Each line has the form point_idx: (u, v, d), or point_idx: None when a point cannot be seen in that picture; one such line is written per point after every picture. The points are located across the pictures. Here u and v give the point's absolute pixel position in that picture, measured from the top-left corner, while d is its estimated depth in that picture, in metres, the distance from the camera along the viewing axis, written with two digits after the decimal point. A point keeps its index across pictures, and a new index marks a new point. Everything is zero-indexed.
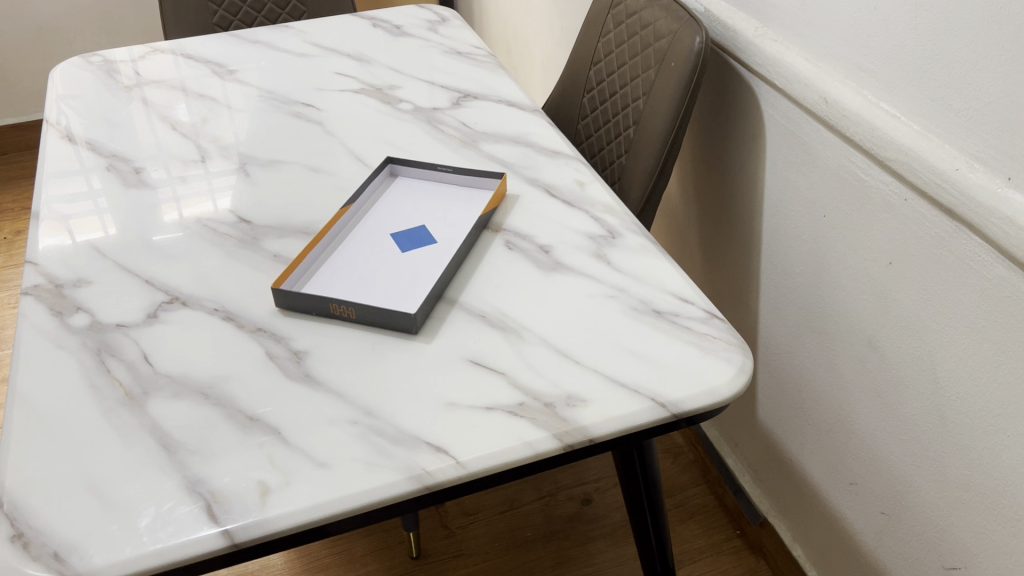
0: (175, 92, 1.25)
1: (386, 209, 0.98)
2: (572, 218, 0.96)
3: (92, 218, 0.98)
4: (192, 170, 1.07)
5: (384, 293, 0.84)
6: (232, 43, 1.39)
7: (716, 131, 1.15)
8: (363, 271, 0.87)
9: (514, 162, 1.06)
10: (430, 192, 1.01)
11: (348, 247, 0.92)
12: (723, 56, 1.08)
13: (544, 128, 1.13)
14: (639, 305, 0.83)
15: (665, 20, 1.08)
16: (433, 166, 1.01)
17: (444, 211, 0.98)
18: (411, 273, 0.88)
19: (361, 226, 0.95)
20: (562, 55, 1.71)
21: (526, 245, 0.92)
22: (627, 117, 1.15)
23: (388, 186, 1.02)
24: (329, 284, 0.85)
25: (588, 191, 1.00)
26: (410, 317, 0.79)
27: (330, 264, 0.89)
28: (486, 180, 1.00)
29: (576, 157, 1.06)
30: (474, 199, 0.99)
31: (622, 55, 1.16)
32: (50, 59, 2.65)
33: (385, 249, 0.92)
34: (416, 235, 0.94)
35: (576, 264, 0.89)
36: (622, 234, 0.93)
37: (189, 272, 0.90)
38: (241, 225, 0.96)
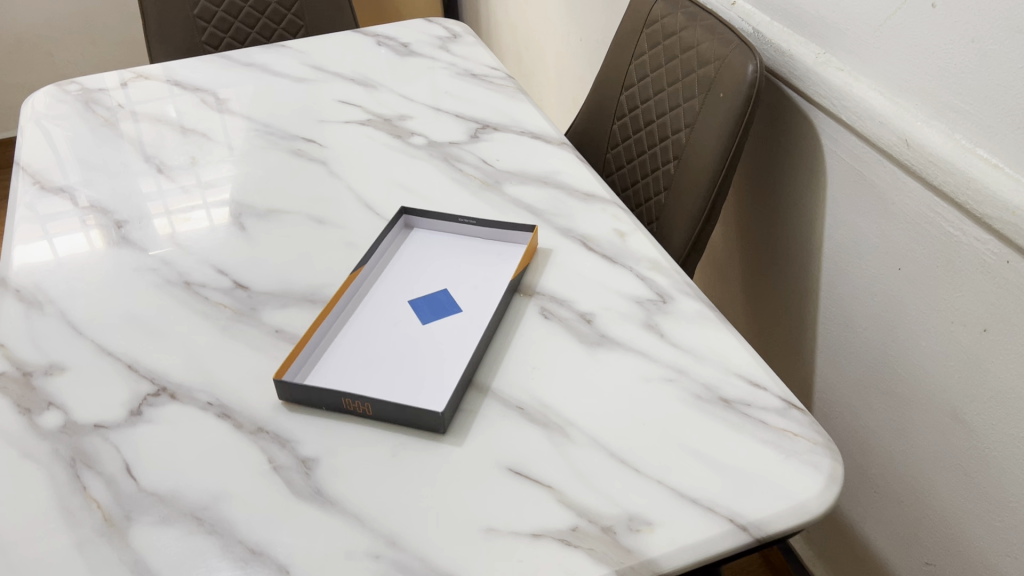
0: (161, 126, 1.13)
1: (401, 269, 0.86)
2: (614, 277, 0.84)
3: (79, 234, 0.93)
4: (177, 194, 1.00)
5: (405, 379, 0.72)
6: (224, 67, 1.26)
7: (766, 163, 1.03)
8: (379, 352, 0.76)
9: (543, 208, 0.94)
10: (450, 248, 0.89)
11: (360, 320, 0.80)
12: (778, 84, 0.96)
13: (575, 165, 1.01)
14: (703, 393, 0.72)
15: (710, 42, 0.96)
16: (454, 218, 0.89)
17: (468, 270, 0.86)
18: (435, 352, 0.76)
19: (373, 293, 0.83)
20: (580, 67, 1.59)
21: (564, 313, 0.80)
22: (666, 151, 1.02)
23: (402, 241, 0.90)
24: (340, 370, 0.73)
25: (630, 243, 0.88)
26: (437, 416, 0.67)
27: (340, 343, 0.77)
28: (515, 233, 0.88)
29: (613, 201, 0.94)
30: (502, 256, 0.87)
31: (659, 81, 1.04)
32: (32, 72, 2.53)
33: (404, 322, 0.80)
34: (438, 303, 0.82)
35: (624, 338, 0.77)
36: (674, 298, 0.81)
37: (179, 355, 0.78)
38: (238, 291, 0.85)
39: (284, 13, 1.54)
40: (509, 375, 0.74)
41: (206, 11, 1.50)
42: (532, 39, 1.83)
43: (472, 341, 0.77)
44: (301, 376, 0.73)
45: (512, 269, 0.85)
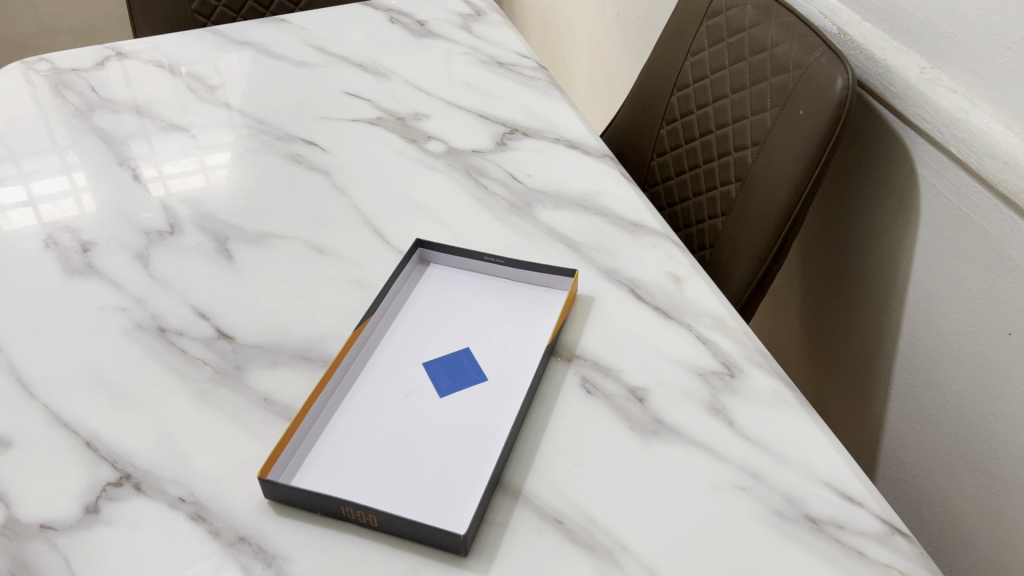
0: (141, 118, 0.98)
1: (414, 320, 0.72)
2: (670, 339, 0.70)
3: (68, 198, 0.87)
4: (173, 155, 0.92)
5: (418, 479, 0.59)
6: (214, 46, 1.10)
7: (845, 185, 0.89)
8: (387, 439, 0.62)
9: (582, 242, 0.79)
10: (473, 291, 0.75)
11: (365, 389, 0.66)
12: (869, 99, 0.81)
13: (619, 183, 0.86)
14: (783, 507, 0.59)
15: (787, 45, 0.81)
16: (479, 255, 0.75)
17: (495, 322, 0.72)
18: (456, 439, 0.62)
19: (381, 351, 0.70)
20: (617, 43, 1.42)
21: (610, 386, 0.66)
22: (726, 169, 0.88)
23: (417, 280, 0.76)
24: (339, 463, 0.60)
25: (688, 291, 0.74)
26: (458, 538, 0.54)
27: (340, 423, 0.63)
28: (552, 276, 0.74)
29: (665, 234, 0.80)
30: (535, 305, 0.73)
31: (721, 85, 0.89)
32: (17, 26, 2.36)
33: (417, 393, 0.66)
34: (458, 368, 0.68)
35: (685, 425, 0.64)
36: (744, 370, 0.68)
37: (147, 429, 0.65)
38: (220, 343, 0.71)
39: None
40: (545, 474, 0.61)
41: None
42: (560, 7, 1.66)
43: (501, 423, 0.64)
44: (292, 471, 0.60)
45: (549, 324, 0.71)
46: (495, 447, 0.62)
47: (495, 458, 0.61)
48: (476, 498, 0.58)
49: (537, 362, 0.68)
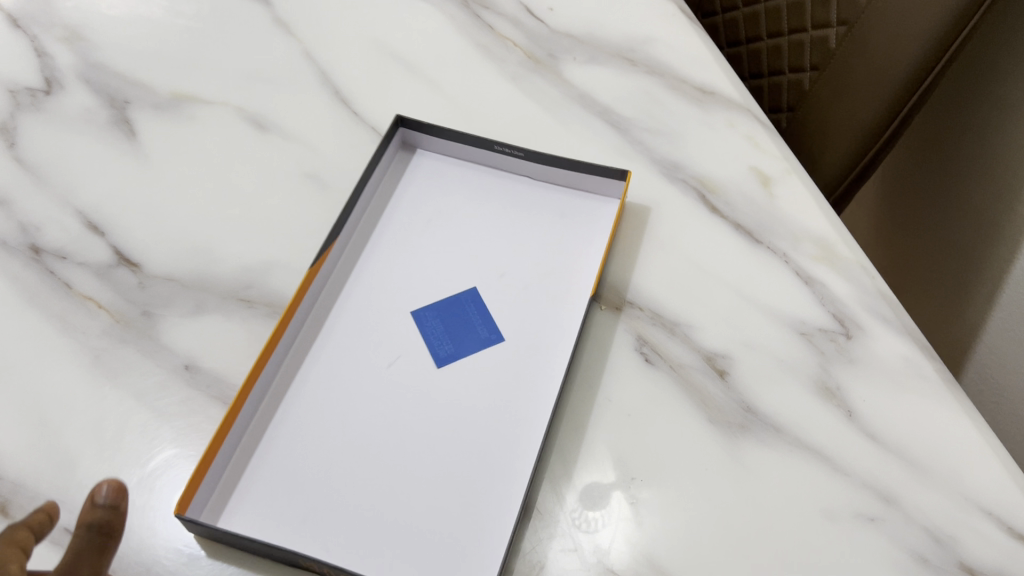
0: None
1: (398, 241, 0.51)
2: (758, 275, 0.50)
3: None
4: None
5: (416, 512, 0.41)
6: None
7: (999, 34, 0.64)
8: (366, 440, 0.44)
9: (629, 118, 0.57)
10: (479, 196, 0.53)
11: (330, 355, 0.47)
12: None
13: (679, 24, 0.61)
14: (927, 550, 0.42)
15: None
16: (486, 145, 0.53)
17: (513, 245, 0.51)
18: (465, 441, 0.44)
19: (351, 291, 0.49)
20: None
21: (677, 352, 0.47)
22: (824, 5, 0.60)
23: (399, 176, 0.54)
24: (294, 484, 0.42)
25: (782, 199, 0.53)
26: None
27: (294, 413, 0.44)
28: (592, 179, 0.52)
29: (746, 104, 0.57)
30: (568, 220, 0.52)
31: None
32: None
33: (406, 361, 0.46)
34: (461, 320, 0.48)
35: (785, 415, 0.45)
36: (863, 327, 0.48)
37: (16, 414, 0.45)
38: (121, 274, 0.50)
39: None
40: (592, 493, 0.43)
41: None
42: None
43: (528, 412, 0.45)
44: (224, 496, 0.41)
45: (590, 251, 0.50)
46: (524, 455, 0.43)
47: (524, 474, 0.42)
48: (501, 542, 0.40)
49: (576, 314, 0.48)
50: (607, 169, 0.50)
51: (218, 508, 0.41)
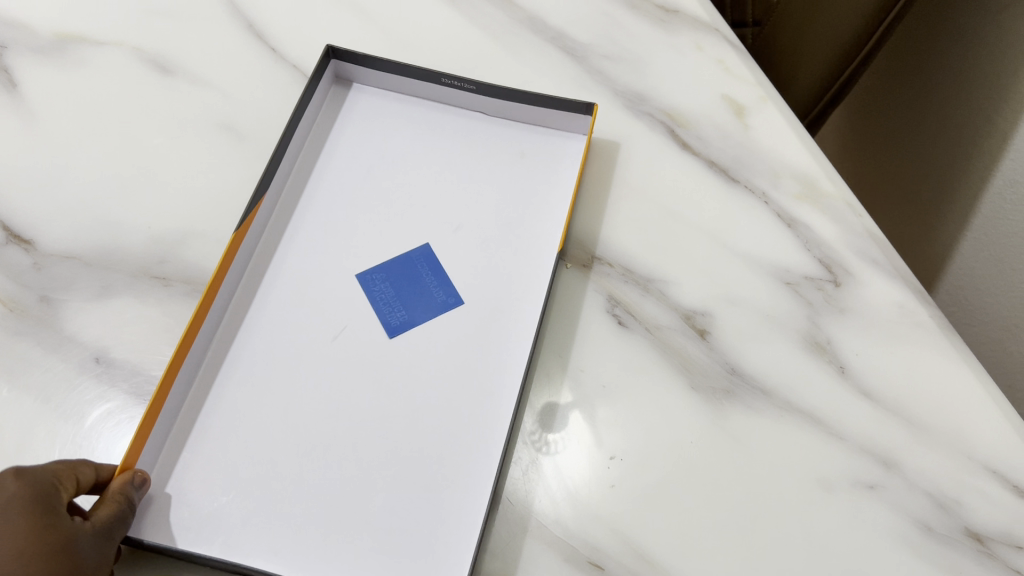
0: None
1: (334, 195, 0.45)
2: (736, 220, 0.45)
3: None
4: None
5: (371, 513, 0.36)
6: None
7: None
8: (309, 435, 0.38)
9: (586, 45, 0.51)
10: (426, 136, 0.47)
11: (264, 332, 0.41)
12: None
13: None
14: (931, 518, 0.39)
15: None
16: (431, 78, 0.46)
17: (465, 192, 0.45)
18: (425, 424, 0.39)
19: (282, 257, 0.43)
20: None
21: (653, 313, 0.43)
22: None
23: (334, 117, 0.47)
24: (226, 494, 0.37)
25: (759, 132, 0.48)
26: None
27: (227, 407, 0.39)
28: (554, 113, 0.46)
29: (711, 24, 0.51)
30: (527, 160, 0.46)
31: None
32: None
33: (351, 334, 0.41)
34: (413, 282, 0.42)
35: (772, 378, 0.41)
36: (852, 273, 0.44)
37: None
38: (13, 252, 0.43)
39: None
40: (549, 414, 0.40)
41: None
42: None
43: (493, 388, 0.39)
44: (147, 506, 0.36)
45: (555, 196, 0.45)
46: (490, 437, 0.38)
47: (492, 458, 0.38)
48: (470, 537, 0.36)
49: (540, 273, 0.42)
50: (571, 103, 0.44)
51: (140, 521, 0.36)
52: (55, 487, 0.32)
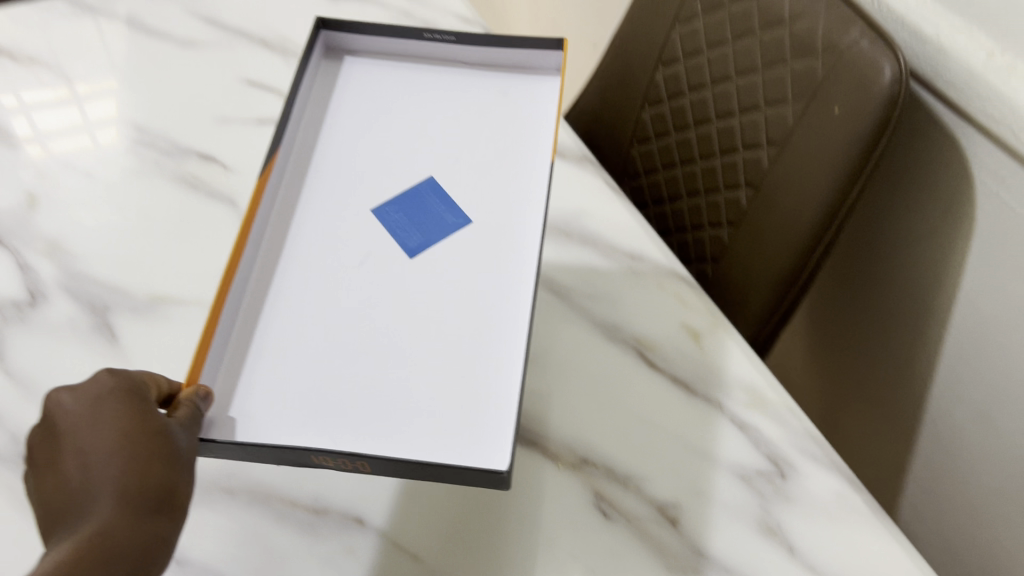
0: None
1: (346, 140, 0.51)
2: (696, 425, 0.55)
3: None
4: (44, 107, 0.76)
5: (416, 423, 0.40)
6: (56, 15, 0.84)
7: (881, 192, 0.72)
8: (346, 349, 0.43)
9: (568, 286, 0.63)
10: (417, 93, 0.54)
11: (295, 268, 0.46)
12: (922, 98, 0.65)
13: (604, 196, 0.69)
14: None
15: (813, 20, 0.64)
16: (415, 33, 0.53)
17: (464, 143, 0.52)
18: (453, 350, 0.43)
19: (305, 222, 0.48)
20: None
21: (631, 506, 0.52)
22: (733, 170, 0.72)
23: (333, 85, 0.54)
24: (286, 415, 0.41)
25: (711, 352, 0.59)
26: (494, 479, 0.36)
27: (268, 336, 0.43)
28: (526, 51, 0.53)
29: (668, 267, 0.64)
30: (510, 98, 0.53)
31: (721, 39, 0.71)
32: None
33: (375, 259, 0.46)
34: (422, 209, 0.48)
35: (734, 558, 0.50)
36: (794, 466, 0.53)
37: None
38: None
39: None
40: None
41: None
42: None
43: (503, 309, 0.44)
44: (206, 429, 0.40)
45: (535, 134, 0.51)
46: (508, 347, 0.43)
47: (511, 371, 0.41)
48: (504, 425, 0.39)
49: (526, 197, 0.48)
50: (542, 40, 0.52)
51: (207, 428, 0.39)
52: (147, 386, 0.39)
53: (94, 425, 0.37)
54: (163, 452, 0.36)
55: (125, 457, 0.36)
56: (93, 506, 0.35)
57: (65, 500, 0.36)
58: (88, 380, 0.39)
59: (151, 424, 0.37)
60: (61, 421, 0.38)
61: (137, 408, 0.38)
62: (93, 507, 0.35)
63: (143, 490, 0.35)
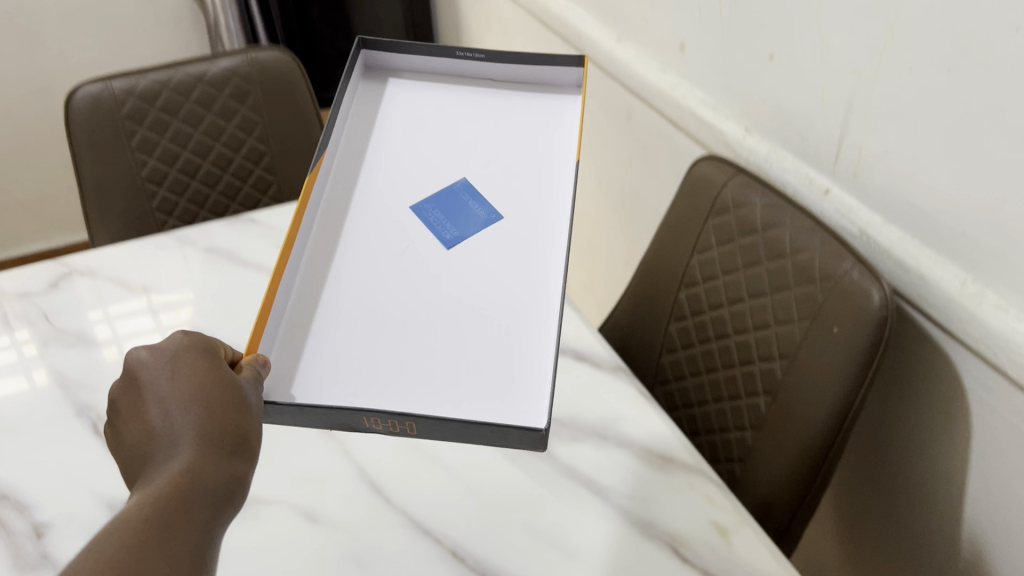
0: (70, 340, 0.89)
1: (395, 148, 0.73)
2: None
3: (17, 375, 0.85)
4: (124, 315, 0.91)
5: (446, 371, 0.58)
6: (164, 253, 1.00)
7: (883, 398, 0.81)
8: (395, 310, 0.62)
9: (609, 486, 0.70)
10: (447, 106, 0.77)
11: (351, 247, 0.66)
12: (910, 315, 0.75)
13: (638, 404, 0.78)
14: None
15: (810, 254, 0.75)
16: (452, 51, 0.77)
17: (491, 148, 0.73)
18: (486, 313, 0.62)
19: (356, 217, 0.68)
20: (605, 215, 1.36)
21: None
22: (750, 380, 0.80)
23: (379, 105, 0.78)
24: (338, 356, 0.59)
25: (739, 547, 0.65)
26: (525, 436, 0.53)
27: (331, 304, 0.62)
28: (557, 68, 0.76)
29: (695, 469, 0.71)
30: (534, 108, 0.76)
31: (733, 266, 0.84)
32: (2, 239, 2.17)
33: (415, 247, 0.66)
34: (460, 206, 0.69)
35: None
36: None
37: None
38: None
39: (240, 185, 1.21)
40: None
41: (156, 171, 1.15)
42: None
43: (534, 288, 0.63)
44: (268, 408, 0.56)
45: (572, 135, 0.73)
46: (532, 313, 0.61)
47: (520, 373, 0.58)
48: (522, 377, 0.57)
49: (548, 209, 0.68)
50: (568, 59, 0.74)
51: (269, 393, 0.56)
52: (214, 348, 0.54)
53: (175, 377, 0.51)
54: (226, 395, 0.50)
55: (200, 405, 0.50)
56: (177, 444, 0.48)
57: (153, 439, 0.49)
58: (166, 342, 0.53)
59: (220, 377, 0.51)
60: (143, 370, 0.52)
61: (211, 369, 0.52)
62: (177, 445, 0.48)
63: (223, 432, 0.49)
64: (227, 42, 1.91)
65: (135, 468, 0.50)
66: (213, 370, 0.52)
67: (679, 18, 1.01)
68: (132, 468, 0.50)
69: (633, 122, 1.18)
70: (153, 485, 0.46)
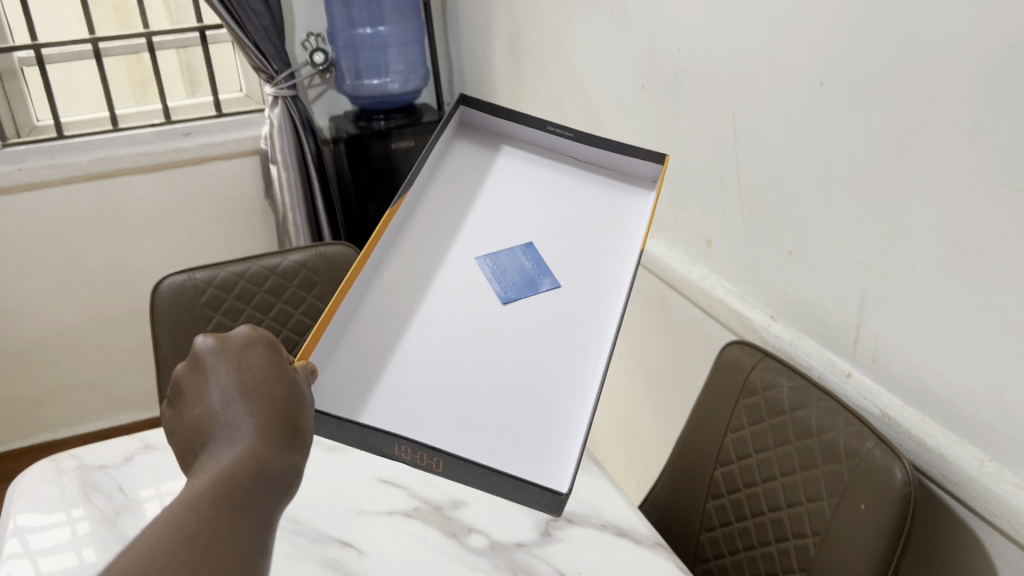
0: (141, 517, 0.94)
1: (475, 216, 0.82)
2: None
3: (69, 551, 0.87)
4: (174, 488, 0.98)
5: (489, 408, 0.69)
6: None
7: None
8: (450, 357, 0.72)
9: None
10: (529, 178, 0.85)
11: (419, 293, 0.76)
12: (935, 496, 0.78)
13: None
14: None
15: (835, 433, 0.80)
16: (543, 126, 0.85)
17: (549, 224, 0.82)
18: (535, 376, 0.71)
19: (423, 265, 0.78)
20: (646, 398, 1.41)
21: None
22: (786, 556, 0.83)
23: (471, 164, 0.87)
24: (392, 361, 0.71)
25: None
26: (547, 500, 0.62)
27: (396, 335, 0.73)
28: (638, 163, 0.83)
29: None
30: (607, 195, 0.84)
31: (764, 446, 0.89)
32: (62, 420, 2.24)
33: (471, 302, 0.76)
34: (521, 267, 0.78)
35: None
36: None
37: None
38: None
39: None
40: None
41: None
42: None
43: (578, 357, 0.72)
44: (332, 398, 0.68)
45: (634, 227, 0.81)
46: (573, 379, 0.71)
47: (545, 432, 0.67)
48: (546, 437, 0.67)
49: (604, 291, 0.76)
50: (650, 154, 0.81)
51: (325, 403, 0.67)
52: (276, 348, 0.54)
53: (240, 369, 0.51)
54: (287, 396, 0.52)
55: (266, 402, 0.50)
56: (239, 430, 0.48)
57: (213, 427, 0.49)
58: (231, 334, 0.53)
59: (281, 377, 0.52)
60: (208, 356, 0.52)
61: (273, 368, 0.52)
62: (240, 431, 0.48)
63: (281, 431, 0.49)
64: (293, 236, 2.08)
65: (191, 455, 0.50)
66: (276, 371, 0.52)
67: (707, 219, 1.12)
68: (187, 449, 0.50)
69: (666, 310, 1.27)
70: (215, 471, 0.45)
